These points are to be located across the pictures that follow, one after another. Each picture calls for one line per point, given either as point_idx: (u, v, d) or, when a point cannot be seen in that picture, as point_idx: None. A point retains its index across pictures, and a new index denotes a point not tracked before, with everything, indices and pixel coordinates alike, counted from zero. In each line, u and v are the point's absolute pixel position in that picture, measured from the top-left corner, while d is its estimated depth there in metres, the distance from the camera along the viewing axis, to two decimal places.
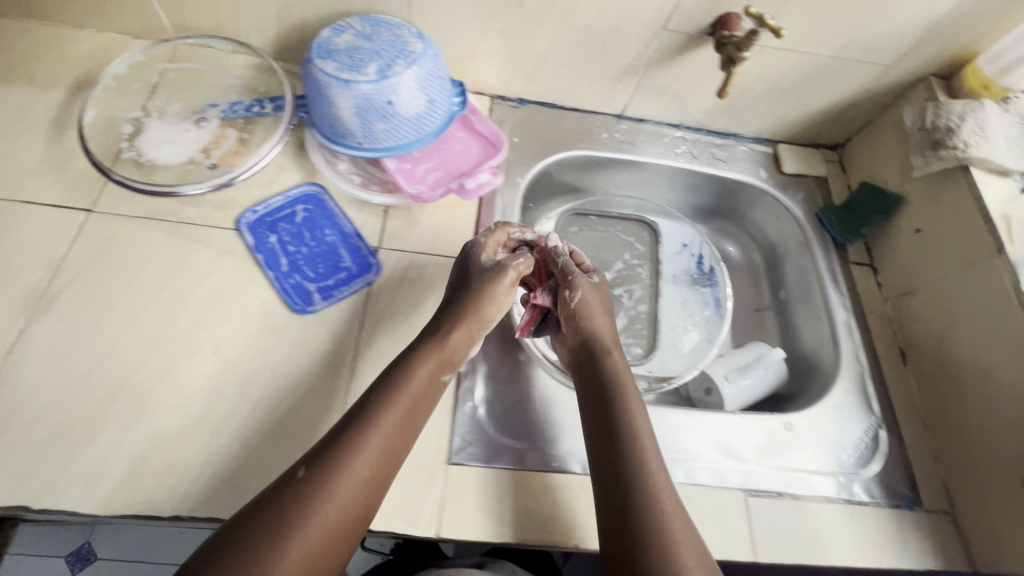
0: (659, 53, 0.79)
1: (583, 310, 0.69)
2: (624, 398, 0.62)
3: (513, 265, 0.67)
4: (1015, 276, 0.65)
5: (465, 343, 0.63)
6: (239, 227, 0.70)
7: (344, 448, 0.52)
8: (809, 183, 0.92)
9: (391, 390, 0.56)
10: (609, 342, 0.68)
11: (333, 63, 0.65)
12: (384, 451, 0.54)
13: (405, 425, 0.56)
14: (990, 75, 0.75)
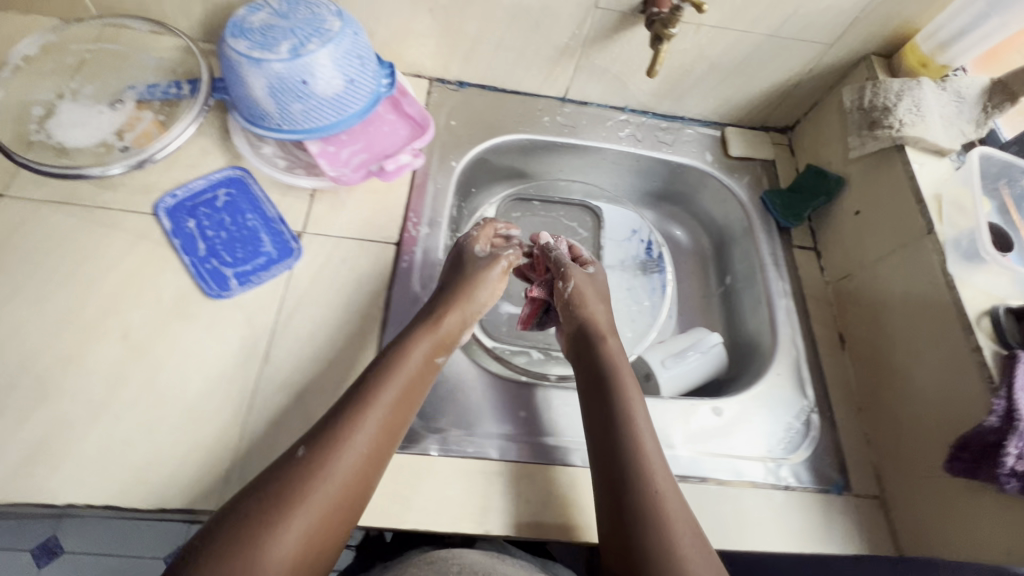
0: (594, 32, 0.77)
1: (579, 296, 0.71)
2: (619, 379, 0.63)
3: (502, 256, 0.71)
4: (943, 257, 0.63)
5: (459, 325, 0.65)
6: (156, 212, 0.68)
7: (341, 428, 0.53)
8: (756, 166, 0.90)
9: (387, 370, 0.58)
10: (607, 327, 0.70)
11: (245, 42, 0.64)
12: (381, 429, 0.55)
13: (401, 405, 0.58)
14: (928, 53, 0.73)
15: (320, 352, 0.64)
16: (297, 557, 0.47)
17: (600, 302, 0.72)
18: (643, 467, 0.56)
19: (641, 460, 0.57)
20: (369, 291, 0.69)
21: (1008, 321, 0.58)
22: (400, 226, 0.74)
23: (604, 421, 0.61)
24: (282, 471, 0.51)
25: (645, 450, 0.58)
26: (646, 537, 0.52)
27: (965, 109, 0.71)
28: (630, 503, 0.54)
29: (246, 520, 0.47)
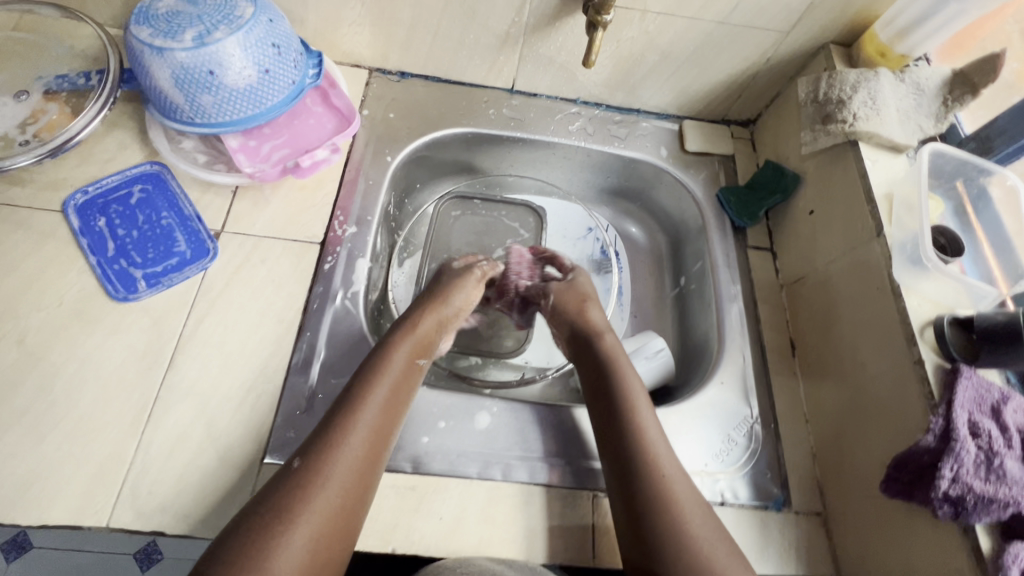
0: (534, 19, 0.73)
1: (561, 305, 0.72)
2: (612, 382, 0.63)
3: (481, 274, 0.72)
4: (889, 261, 0.59)
5: (435, 328, 0.66)
6: (65, 210, 0.65)
7: (332, 433, 0.53)
8: (713, 162, 0.86)
9: (371, 375, 0.58)
10: (602, 327, 0.69)
11: (149, 30, 0.60)
12: (375, 428, 0.55)
13: (391, 403, 0.57)
14: (886, 42, 0.68)
15: (228, 359, 0.61)
16: (308, 563, 0.46)
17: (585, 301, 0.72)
18: (649, 468, 0.55)
19: (645, 461, 0.56)
20: (287, 293, 0.65)
21: (951, 331, 0.54)
22: (325, 224, 0.70)
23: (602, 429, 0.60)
24: (278, 486, 0.50)
25: (648, 449, 0.57)
26: (663, 541, 0.51)
27: (924, 102, 0.66)
28: (642, 509, 0.54)
29: (246, 539, 0.46)
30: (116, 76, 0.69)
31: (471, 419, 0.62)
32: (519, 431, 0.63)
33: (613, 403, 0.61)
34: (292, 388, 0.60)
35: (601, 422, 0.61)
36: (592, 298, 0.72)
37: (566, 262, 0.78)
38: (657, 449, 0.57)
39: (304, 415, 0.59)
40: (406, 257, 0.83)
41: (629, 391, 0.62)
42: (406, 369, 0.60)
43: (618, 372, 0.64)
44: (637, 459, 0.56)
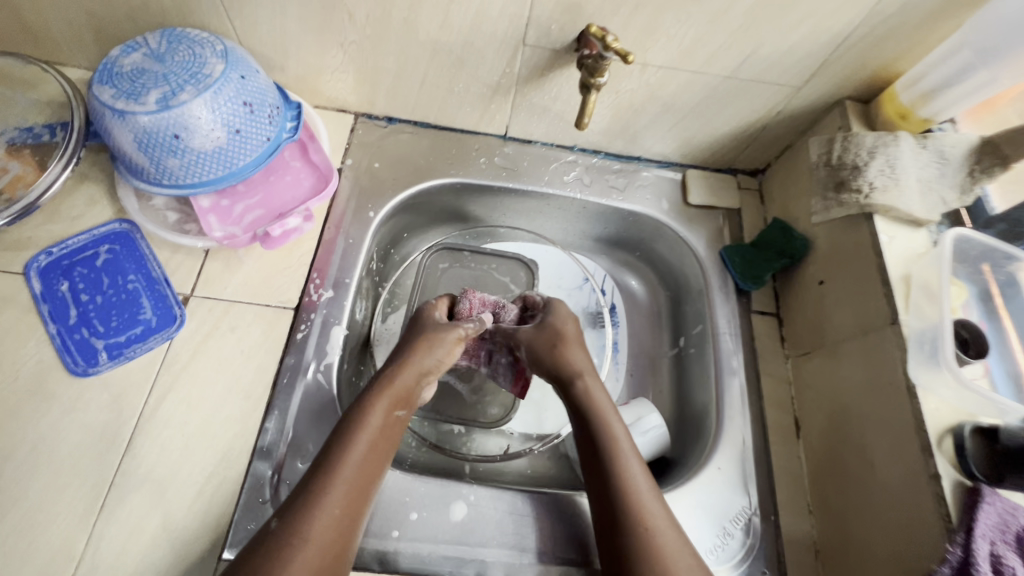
0: (527, 70, 0.68)
1: (534, 353, 0.66)
2: (603, 441, 0.58)
3: (461, 338, 0.65)
4: (905, 355, 0.54)
5: (416, 379, 0.60)
6: (27, 272, 0.62)
7: (305, 505, 0.49)
8: (717, 215, 0.80)
9: (352, 428, 0.54)
10: (583, 369, 0.64)
11: (111, 90, 0.56)
12: (353, 496, 0.51)
13: (367, 466, 0.53)
14: (907, 104, 0.64)
15: (189, 441, 0.57)
16: None
17: (560, 343, 0.65)
18: (647, 545, 0.51)
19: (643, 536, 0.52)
20: (255, 366, 0.62)
21: (971, 443, 0.50)
22: (300, 288, 0.66)
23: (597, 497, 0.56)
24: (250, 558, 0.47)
25: (646, 522, 0.52)
26: None
27: (949, 172, 0.61)
28: None
29: None
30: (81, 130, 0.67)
31: (446, 509, 0.59)
32: (496, 521, 0.59)
33: (605, 467, 0.57)
34: (255, 474, 0.57)
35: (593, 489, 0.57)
36: (571, 338, 0.66)
37: (535, 296, 0.72)
38: (657, 521, 0.53)
39: (266, 505, 0.55)
40: (390, 311, 0.79)
41: (623, 452, 0.57)
42: (385, 426, 0.56)
43: (609, 428, 0.59)
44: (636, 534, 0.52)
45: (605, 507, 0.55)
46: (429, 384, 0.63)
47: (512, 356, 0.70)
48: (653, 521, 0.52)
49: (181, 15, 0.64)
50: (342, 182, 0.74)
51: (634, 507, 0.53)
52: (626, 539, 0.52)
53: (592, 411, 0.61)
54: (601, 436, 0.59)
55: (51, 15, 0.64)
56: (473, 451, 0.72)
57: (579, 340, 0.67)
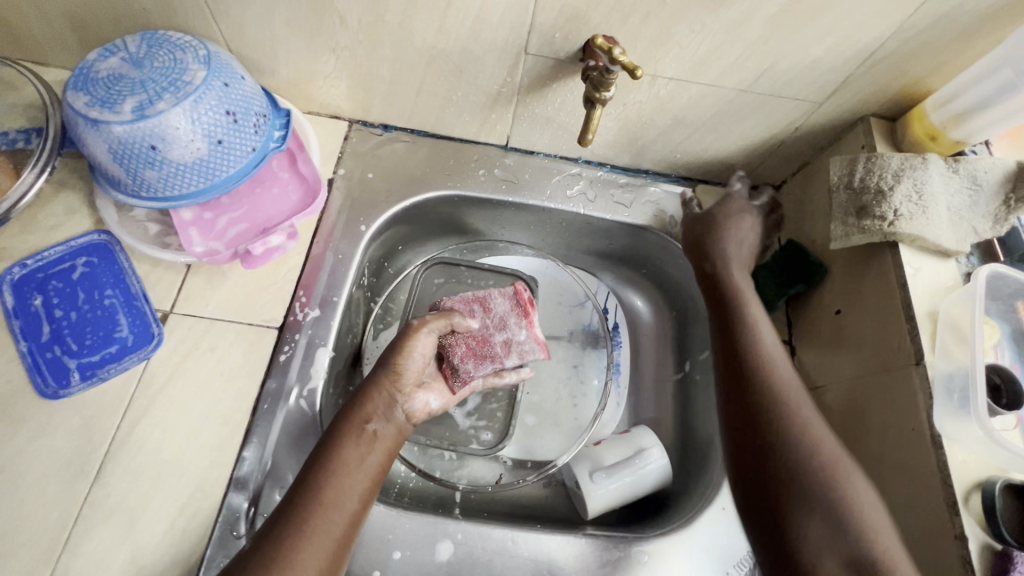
0: (529, 80, 0.64)
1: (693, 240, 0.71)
2: (751, 344, 0.60)
3: (420, 327, 0.59)
4: (929, 399, 0.50)
5: (386, 400, 0.56)
6: (0, 285, 0.59)
7: (281, 542, 0.47)
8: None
9: (326, 460, 0.51)
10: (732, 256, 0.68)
11: (85, 97, 0.53)
12: (331, 530, 0.48)
13: (341, 493, 0.50)
14: (939, 125, 0.59)
15: (162, 469, 0.54)
16: None
17: (715, 231, 0.70)
18: (803, 444, 0.52)
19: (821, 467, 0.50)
20: (235, 390, 0.58)
21: (1003, 500, 0.45)
22: (286, 307, 0.63)
23: (750, 435, 0.54)
24: None
25: (822, 460, 0.50)
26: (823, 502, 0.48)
27: (981, 200, 0.57)
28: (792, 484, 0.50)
29: None
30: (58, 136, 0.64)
31: (432, 548, 0.55)
32: (483, 563, 0.56)
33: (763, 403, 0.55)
34: (230, 507, 0.54)
35: (745, 428, 0.55)
36: (730, 223, 0.70)
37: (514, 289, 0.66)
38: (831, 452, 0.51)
39: (241, 540, 0.53)
40: (382, 327, 0.76)
41: (788, 391, 0.56)
42: (362, 448, 0.53)
43: (771, 367, 0.58)
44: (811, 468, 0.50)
45: (760, 447, 0.53)
46: (408, 396, 0.58)
47: (529, 328, 0.65)
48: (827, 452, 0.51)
49: (164, 16, 0.60)
50: (333, 194, 0.71)
51: (786, 403, 0.54)
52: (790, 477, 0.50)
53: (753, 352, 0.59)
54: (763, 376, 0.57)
55: (28, 14, 0.61)
56: (462, 480, 0.69)
57: (737, 232, 0.70)
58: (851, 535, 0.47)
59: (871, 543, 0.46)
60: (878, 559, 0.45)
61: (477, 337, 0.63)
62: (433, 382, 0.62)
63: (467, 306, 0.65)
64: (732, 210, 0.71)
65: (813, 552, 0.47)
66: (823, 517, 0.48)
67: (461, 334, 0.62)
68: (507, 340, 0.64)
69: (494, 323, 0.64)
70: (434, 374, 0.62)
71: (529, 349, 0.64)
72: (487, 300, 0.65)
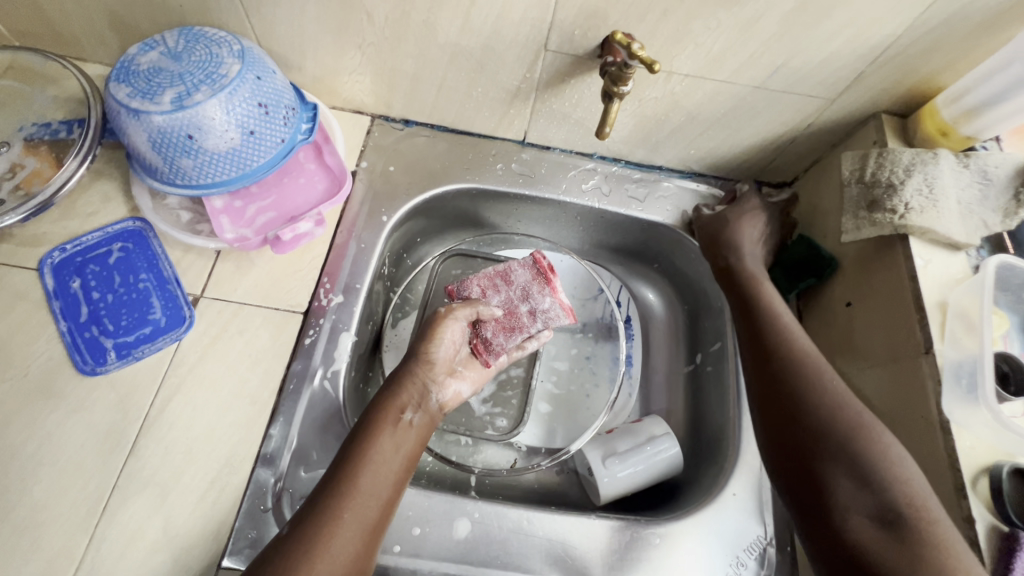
0: (548, 76, 0.66)
1: (707, 235, 0.73)
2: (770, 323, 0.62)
3: (447, 315, 0.63)
4: (938, 386, 0.51)
5: (418, 393, 0.59)
6: (41, 268, 0.62)
7: (322, 516, 0.49)
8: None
9: (366, 444, 0.53)
10: (747, 248, 0.70)
11: (127, 89, 0.56)
12: (365, 516, 0.50)
13: (377, 480, 0.52)
14: (950, 121, 0.60)
15: (193, 444, 0.57)
16: None
17: (726, 228, 0.72)
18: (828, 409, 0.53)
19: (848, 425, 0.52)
20: (262, 371, 0.61)
21: (1010, 484, 0.47)
22: (310, 293, 0.66)
23: (777, 401, 0.56)
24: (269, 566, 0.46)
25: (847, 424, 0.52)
26: (849, 461, 0.50)
27: (991, 194, 0.58)
28: (820, 447, 0.52)
29: None
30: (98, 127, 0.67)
31: (450, 526, 0.57)
32: (498, 540, 0.57)
33: (786, 372, 0.57)
34: (257, 482, 0.56)
35: (772, 396, 0.57)
36: (744, 221, 0.72)
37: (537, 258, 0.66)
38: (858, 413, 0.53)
39: (267, 513, 0.55)
40: (400, 317, 0.77)
41: (810, 360, 0.58)
42: (398, 437, 0.55)
43: (793, 341, 0.60)
44: (836, 429, 0.52)
45: (787, 417, 0.55)
46: (440, 385, 0.61)
47: (551, 292, 0.65)
48: (854, 412, 0.53)
49: (200, 13, 0.63)
50: (356, 185, 0.73)
51: (810, 375, 0.56)
52: (815, 438, 0.52)
53: (776, 328, 0.62)
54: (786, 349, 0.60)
55: (71, 11, 0.64)
56: (478, 464, 0.71)
57: (749, 229, 0.72)
58: (879, 491, 0.48)
59: (901, 490, 0.48)
60: (907, 508, 0.47)
61: (503, 311, 0.65)
62: (466, 370, 0.64)
63: (490, 282, 0.66)
64: (745, 208, 0.73)
65: (842, 505, 0.49)
66: (851, 473, 0.49)
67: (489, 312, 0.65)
68: (532, 309, 0.65)
69: (517, 294, 0.65)
70: (467, 361, 0.64)
71: (553, 314, 0.65)
72: (508, 273, 0.66)
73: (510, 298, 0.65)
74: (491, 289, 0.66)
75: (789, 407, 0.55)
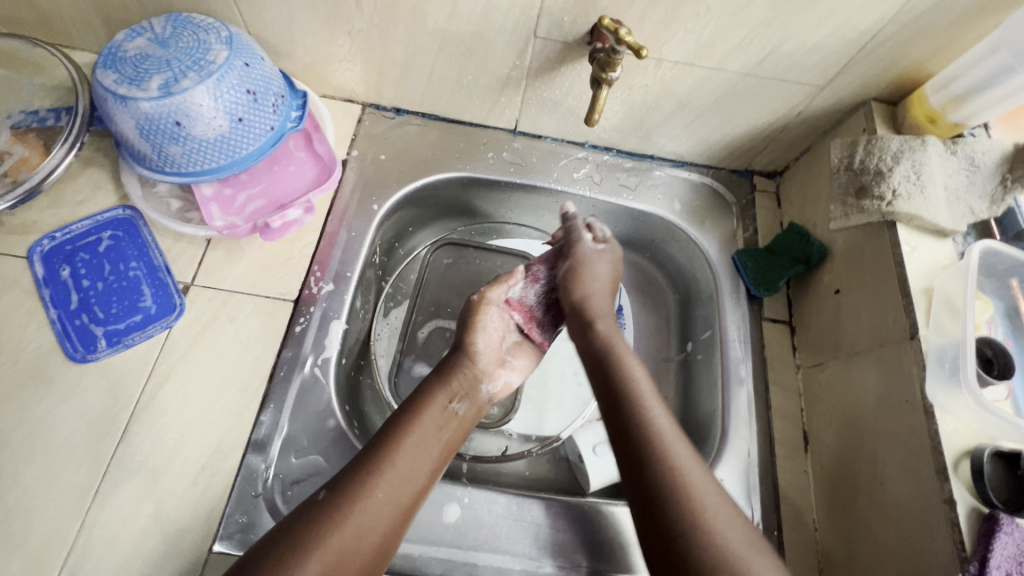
0: (538, 63, 0.66)
1: (566, 277, 0.62)
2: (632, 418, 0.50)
3: (483, 302, 0.63)
4: (922, 371, 0.52)
5: (467, 381, 0.59)
6: (31, 256, 0.62)
7: (353, 487, 0.48)
8: (721, 207, 0.78)
9: (410, 426, 0.54)
10: (598, 298, 0.61)
11: (114, 75, 0.55)
12: (399, 497, 0.49)
13: (414, 464, 0.51)
14: (938, 107, 0.61)
15: (183, 431, 0.57)
16: None
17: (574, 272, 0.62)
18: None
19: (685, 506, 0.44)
20: (253, 358, 0.61)
21: (990, 465, 0.48)
22: (301, 280, 0.66)
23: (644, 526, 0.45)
24: (295, 526, 0.46)
25: None
26: None
27: (978, 180, 0.58)
28: None
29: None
30: (86, 115, 0.67)
31: (440, 510, 0.58)
32: (489, 525, 0.58)
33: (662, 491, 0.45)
34: (248, 468, 0.56)
35: (626, 478, 0.48)
36: (592, 269, 0.62)
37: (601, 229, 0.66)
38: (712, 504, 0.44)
39: (258, 498, 0.55)
40: (392, 306, 0.77)
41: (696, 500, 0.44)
42: (441, 421, 0.55)
43: (646, 411, 0.51)
44: None
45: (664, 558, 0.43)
46: (492, 376, 0.61)
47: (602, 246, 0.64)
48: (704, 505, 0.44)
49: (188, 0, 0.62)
50: (347, 174, 0.73)
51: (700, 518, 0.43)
52: None
53: (630, 392, 0.52)
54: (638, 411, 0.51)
55: None
56: (470, 451, 0.71)
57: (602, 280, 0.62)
58: None
59: None
60: None
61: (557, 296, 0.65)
62: (516, 360, 0.64)
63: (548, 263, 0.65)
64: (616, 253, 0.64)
65: None
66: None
67: (536, 301, 0.65)
68: None
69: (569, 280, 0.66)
70: (515, 350, 0.64)
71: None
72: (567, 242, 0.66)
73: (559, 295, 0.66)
74: (532, 279, 0.65)
75: (640, 501, 0.46)
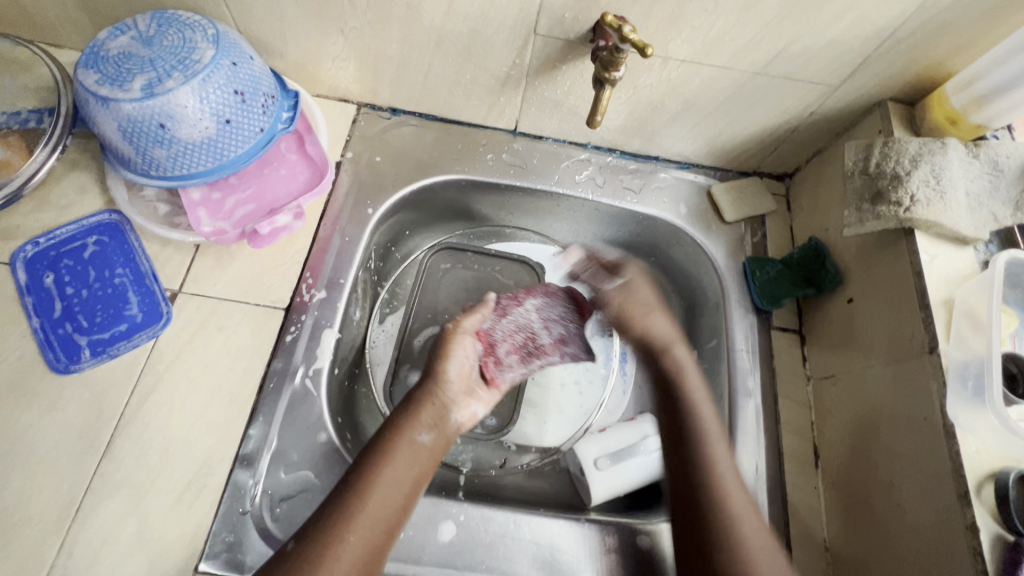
0: (538, 62, 0.63)
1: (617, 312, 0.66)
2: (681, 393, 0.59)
3: (455, 331, 0.63)
4: (942, 388, 0.49)
5: (436, 414, 0.56)
6: (14, 262, 0.60)
7: (327, 527, 0.47)
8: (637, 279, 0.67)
9: (382, 463, 0.51)
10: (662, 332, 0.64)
11: (96, 75, 0.53)
12: (369, 538, 0.48)
13: (386, 501, 0.50)
14: (960, 108, 0.58)
15: (169, 445, 0.55)
16: None
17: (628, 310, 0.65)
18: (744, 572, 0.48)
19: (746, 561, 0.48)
20: (241, 370, 0.59)
21: (1017, 491, 0.45)
22: (292, 288, 0.63)
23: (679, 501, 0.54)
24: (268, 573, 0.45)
25: None
26: None
27: (1001, 186, 0.56)
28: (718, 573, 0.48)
29: None
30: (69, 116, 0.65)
31: (434, 529, 0.56)
32: (486, 545, 0.56)
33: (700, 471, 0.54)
34: (235, 484, 0.54)
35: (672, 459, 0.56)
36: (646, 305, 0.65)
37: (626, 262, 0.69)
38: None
39: (246, 516, 0.53)
40: (388, 312, 0.75)
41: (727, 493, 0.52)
42: (412, 454, 0.53)
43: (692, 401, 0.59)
44: None
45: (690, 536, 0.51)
46: (457, 406, 0.59)
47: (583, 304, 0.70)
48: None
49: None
50: (341, 176, 0.71)
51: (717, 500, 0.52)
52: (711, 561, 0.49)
53: (679, 385, 0.60)
54: (705, 469, 0.54)
55: None
56: (467, 464, 0.68)
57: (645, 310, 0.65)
58: None
59: None
60: None
61: (519, 333, 0.67)
62: (483, 391, 0.62)
63: (514, 299, 0.68)
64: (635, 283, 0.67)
65: None
66: None
67: (501, 335, 0.66)
68: (550, 340, 0.68)
69: (535, 322, 0.68)
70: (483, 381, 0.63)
71: (570, 338, 0.69)
72: (524, 298, 0.68)
73: (520, 338, 0.67)
74: (499, 313, 0.67)
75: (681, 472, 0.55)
